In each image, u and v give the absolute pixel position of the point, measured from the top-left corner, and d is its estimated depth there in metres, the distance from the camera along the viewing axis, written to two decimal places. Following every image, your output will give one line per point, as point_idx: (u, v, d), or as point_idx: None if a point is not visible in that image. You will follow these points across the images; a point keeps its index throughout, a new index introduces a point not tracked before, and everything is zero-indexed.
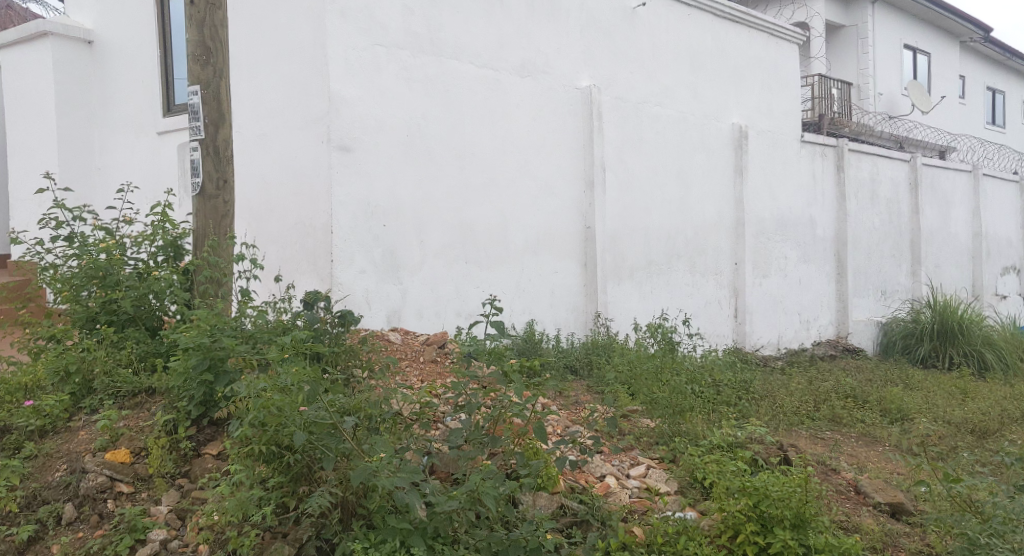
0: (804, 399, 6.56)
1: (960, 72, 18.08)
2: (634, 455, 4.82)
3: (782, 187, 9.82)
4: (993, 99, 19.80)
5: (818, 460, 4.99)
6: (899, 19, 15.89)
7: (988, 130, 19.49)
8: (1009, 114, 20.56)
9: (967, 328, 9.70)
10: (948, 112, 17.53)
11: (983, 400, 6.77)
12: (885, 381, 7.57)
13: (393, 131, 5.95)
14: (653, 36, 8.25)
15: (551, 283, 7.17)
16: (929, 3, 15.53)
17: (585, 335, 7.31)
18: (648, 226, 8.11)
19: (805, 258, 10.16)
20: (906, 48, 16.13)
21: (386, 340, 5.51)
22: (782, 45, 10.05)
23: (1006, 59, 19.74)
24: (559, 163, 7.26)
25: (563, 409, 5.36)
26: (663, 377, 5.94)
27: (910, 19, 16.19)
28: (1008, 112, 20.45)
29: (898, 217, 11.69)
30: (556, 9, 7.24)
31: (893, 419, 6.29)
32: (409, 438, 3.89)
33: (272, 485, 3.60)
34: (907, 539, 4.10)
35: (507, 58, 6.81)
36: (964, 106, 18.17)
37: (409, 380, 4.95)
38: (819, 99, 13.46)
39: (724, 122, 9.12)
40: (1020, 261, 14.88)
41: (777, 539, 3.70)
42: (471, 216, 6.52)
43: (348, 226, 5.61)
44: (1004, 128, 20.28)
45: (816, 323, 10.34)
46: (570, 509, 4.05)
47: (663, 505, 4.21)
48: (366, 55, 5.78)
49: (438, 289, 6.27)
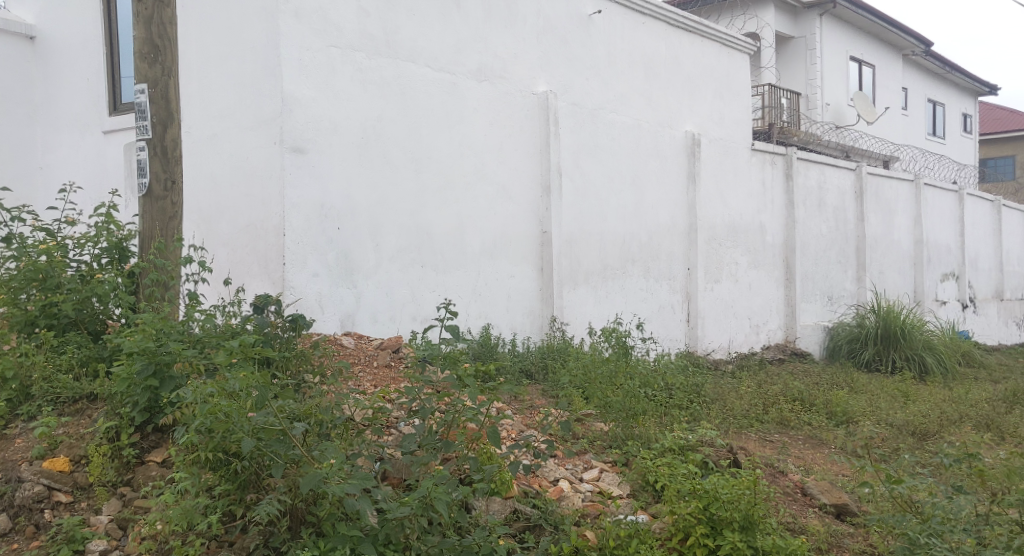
0: (754, 402, 6.67)
1: (903, 84, 18.66)
2: (588, 459, 4.88)
3: (733, 194, 9.97)
4: (934, 111, 20.46)
5: (767, 462, 5.09)
6: (845, 32, 16.32)
7: (930, 141, 20.13)
8: (949, 126, 21.22)
9: (909, 332, 10.00)
10: (891, 123, 18.05)
11: (923, 403, 6.99)
12: (831, 384, 7.74)
13: (348, 133, 5.89)
14: (609, 43, 8.33)
15: (507, 287, 7.17)
16: (874, 17, 16.00)
17: (542, 340, 7.33)
18: (604, 231, 8.17)
19: (755, 264, 10.33)
20: (853, 60, 16.57)
21: (338, 344, 5.46)
22: (733, 55, 10.22)
23: (946, 73, 20.41)
24: (515, 169, 7.28)
25: (518, 413, 5.39)
26: (617, 380, 5.99)
27: (856, 32, 16.64)
28: (948, 124, 21.14)
29: (844, 223, 11.97)
30: (513, 15, 7.27)
31: (839, 421, 6.45)
32: (360, 443, 3.90)
33: (218, 493, 3.55)
34: (851, 539, 4.24)
35: (463, 62, 6.81)
36: (907, 117, 18.75)
37: (363, 385, 4.92)
38: (769, 108, 13.75)
39: (677, 129, 9.23)
40: (960, 268, 15.23)
41: (726, 541, 3.82)
42: (428, 219, 6.49)
43: (301, 229, 5.56)
44: (943, 139, 20.95)
45: (766, 328, 10.51)
46: (523, 514, 4.08)
47: (616, 508, 4.25)
48: (321, 56, 5.73)
49: (393, 292, 6.22)
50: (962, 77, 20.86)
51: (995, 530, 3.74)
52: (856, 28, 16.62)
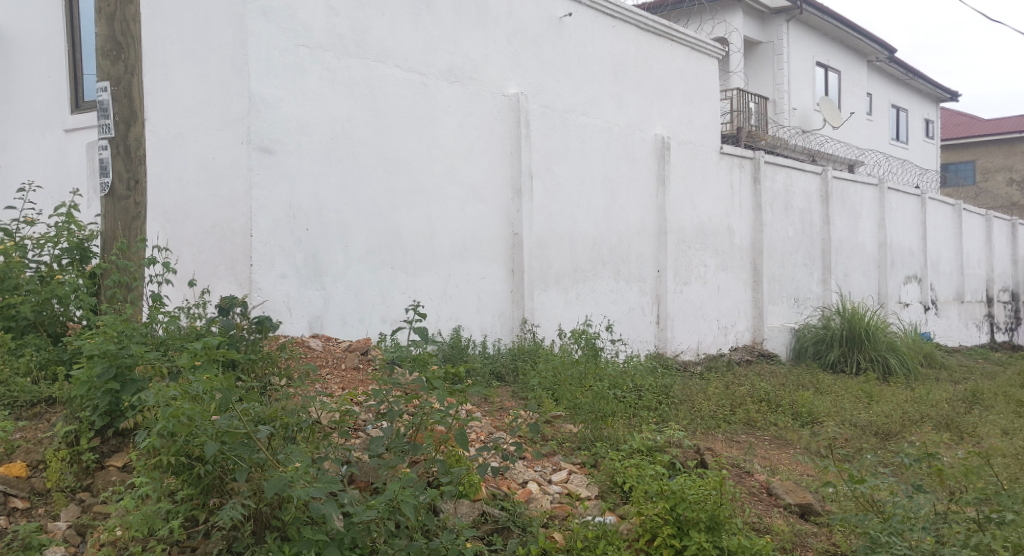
0: (721, 403, 6.72)
1: (867, 90, 18.98)
2: (556, 461, 4.89)
3: (702, 197, 10.06)
4: (897, 116, 20.84)
5: (733, 462, 5.15)
6: (812, 38, 16.55)
7: (894, 145, 20.49)
8: (913, 131, 21.63)
9: (873, 334, 10.18)
10: (856, 128, 18.35)
11: (887, 403, 7.11)
12: (797, 385, 7.84)
13: (316, 133, 5.84)
14: (580, 46, 8.36)
15: (478, 288, 7.16)
16: (840, 23, 16.25)
17: (512, 342, 7.33)
18: (575, 233, 8.20)
19: (724, 266, 10.42)
20: (819, 65, 16.82)
21: (305, 347, 5.44)
22: (702, 59, 10.32)
23: (909, 80, 20.80)
24: (486, 170, 7.27)
25: (488, 415, 5.39)
26: (587, 382, 6.01)
27: (822, 38, 16.90)
28: (912, 129, 21.55)
29: (810, 227, 12.13)
30: (484, 16, 7.26)
31: (804, 422, 6.52)
32: (327, 447, 3.89)
33: (180, 497, 3.51)
34: (815, 539, 4.30)
35: (434, 63, 6.79)
36: (872, 122, 19.08)
37: (329, 388, 4.88)
38: (737, 112, 13.90)
39: (647, 132, 9.29)
40: (922, 270, 15.41)
41: (693, 541, 3.85)
42: (398, 220, 6.46)
43: (268, 230, 5.51)
44: (907, 143, 21.34)
45: (734, 329, 10.60)
46: (491, 516, 4.08)
47: (584, 510, 4.28)
48: (289, 56, 5.68)
49: (363, 294, 6.18)
50: (925, 84, 21.28)
51: (953, 528, 3.81)
52: (822, 34, 16.87)
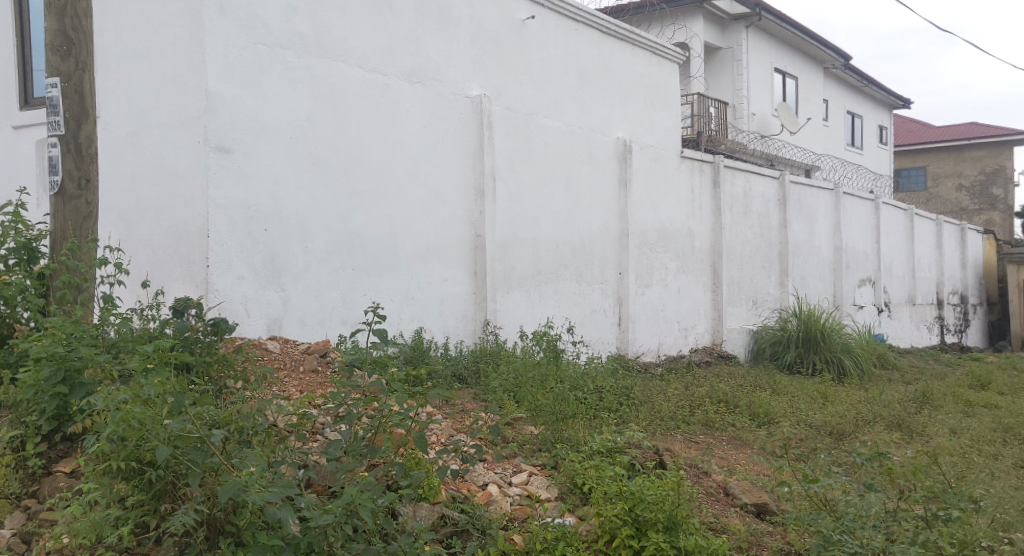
0: (681, 404, 6.79)
1: (823, 96, 19.37)
2: (517, 463, 4.90)
3: (663, 200, 10.15)
4: (852, 123, 21.29)
5: (692, 462, 5.21)
6: (770, 44, 16.83)
7: (849, 151, 20.94)
8: (867, 137, 22.13)
9: (829, 336, 10.39)
10: (812, 134, 18.71)
11: (841, 404, 7.25)
12: (754, 386, 7.96)
13: (275, 133, 5.77)
14: (542, 49, 8.39)
15: (441, 290, 7.13)
16: (797, 31, 16.56)
17: (474, 344, 7.32)
18: (537, 236, 8.22)
19: (684, 269, 10.53)
20: (777, 71, 17.11)
21: (263, 349, 5.38)
22: (663, 63, 10.42)
23: (863, 87, 21.28)
24: (449, 172, 7.24)
25: (449, 418, 5.38)
26: (548, 384, 6.05)
27: (780, 45, 17.19)
28: (866, 136, 22.04)
29: (769, 230, 12.33)
30: (446, 17, 7.24)
31: (761, 422, 6.62)
32: (284, 450, 3.84)
33: (131, 504, 3.41)
34: (769, 538, 4.36)
35: (396, 64, 6.75)
36: (827, 128, 19.47)
37: (287, 390, 4.88)
38: (698, 116, 14.07)
39: (609, 135, 9.36)
40: (875, 273, 15.77)
41: (650, 542, 3.88)
42: (359, 221, 6.40)
43: (226, 231, 5.43)
44: (861, 149, 21.81)
45: (694, 331, 10.71)
46: (451, 519, 4.05)
47: (543, 511, 4.28)
48: (248, 54, 5.60)
49: (323, 295, 6.11)
50: (878, 91, 21.78)
51: (902, 525, 3.90)
52: (780, 41, 17.17)
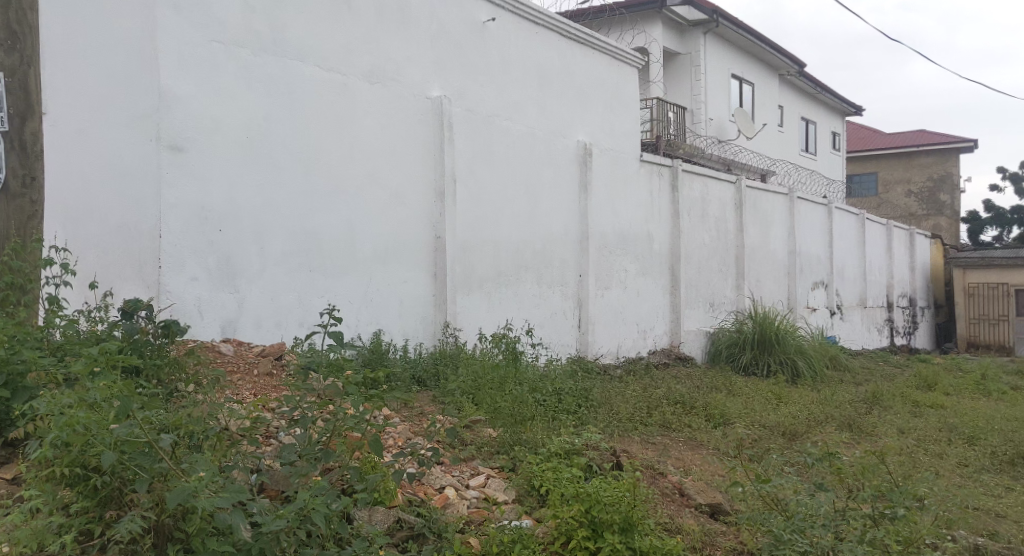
0: (638, 405, 6.84)
1: (779, 102, 19.73)
2: (474, 466, 4.88)
3: (622, 203, 10.23)
4: (806, 129, 21.73)
5: (648, 464, 5.25)
6: (728, 51, 17.09)
7: (803, 156, 21.37)
8: (821, 143, 22.60)
9: (783, 337, 10.59)
10: (768, 140, 19.07)
11: (794, 405, 7.38)
12: (711, 387, 8.06)
13: (230, 132, 5.68)
14: (503, 51, 8.40)
15: (400, 292, 7.08)
16: (753, 38, 16.85)
17: (434, 346, 7.29)
18: (498, 238, 8.22)
19: (643, 271, 10.62)
20: (734, 77, 17.38)
21: (215, 352, 5.28)
22: (623, 68, 10.51)
23: (817, 94, 21.73)
24: (409, 173, 7.20)
25: (406, 421, 5.34)
26: (506, 385, 6.13)
27: (737, 52, 17.47)
28: (820, 142, 22.51)
29: (726, 234, 12.50)
30: (406, 18, 7.21)
31: (717, 423, 6.71)
32: (236, 455, 3.77)
33: (75, 511, 3.31)
34: (723, 537, 4.40)
35: (355, 63, 6.70)
36: (783, 134, 19.85)
37: (241, 393, 4.84)
38: (657, 120, 14.23)
39: (570, 138, 9.40)
40: (827, 276, 16.01)
41: (606, 543, 3.90)
42: (317, 222, 6.33)
43: (178, 231, 5.33)
44: (816, 155, 22.27)
45: (652, 333, 10.81)
46: (407, 523, 4.00)
47: (501, 514, 4.26)
48: (202, 51, 5.51)
49: (279, 297, 6.03)
50: (832, 98, 22.27)
51: (851, 524, 3.96)
52: (737, 48, 17.45)
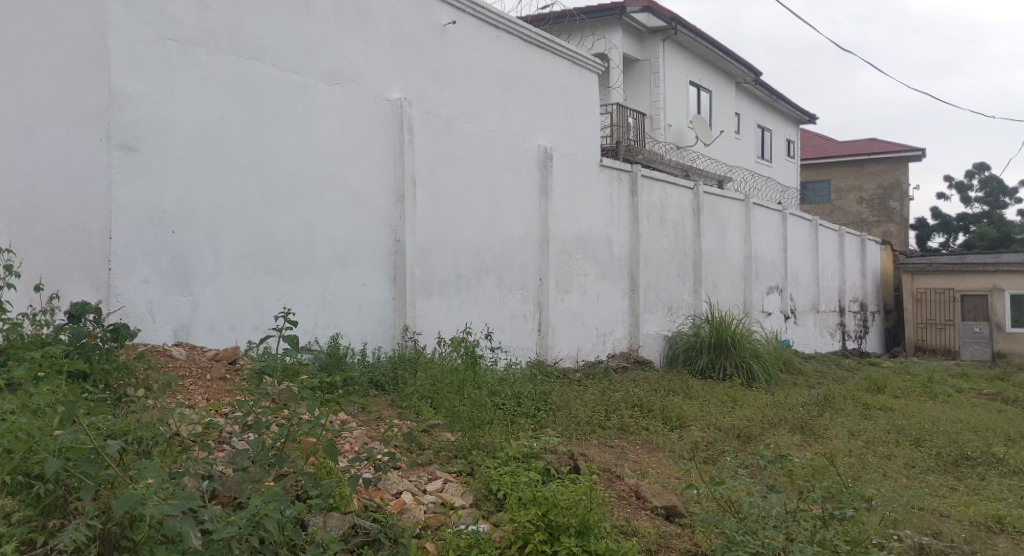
0: (597, 409, 6.88)
1: (736, 110, 20.05)
2: (432, 470, 4.86)
3: (582, 207, 10.29)
4: (762, 136, 22.13)
5: (605, 467, 5.28)
6: (686, 58, 17.32)
7: (759, 163, 21.75)
8: (776, 151, 23.03)
9: (739, 341, 10.76)
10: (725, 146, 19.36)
11: (748, 408, 7.49)
12: (668, 390, 8.15)
13: (184, 132, 5.58)
14: (463, 54, 8.39)
15: (358, 296, 7.02)
16: (711, 46, 17.10)
17: (393, 350, 7.24)
18: (458, 241, 8.20)
19: (603, 275, 10.69)
20: (692, 85, 17.62)
21: (167, 355, 5.17)
22: (583, 73, 10.58)
23: (773, 102, 22.14)
24: (368, 175, 7.15)
25: (363, 425, 5.29)
26: (465, 390, 6.18)
27: (695, 59, 17.72)
28: (775, 149, 22.95)
29: (684, 239, 12.65)
30: (365, 19, 7.16)
31: (673, 426, 6.78)
32: (187, 461, 3.68)
33: (17, 520, 3.13)
34: (678, 540, 4.43)
35: (313, 64, 6.63)
36: (739, 140, 20.18)
37: (193, 398, 4.75)
38: (617, 126, 14.35)
39: (530, 143, 9.43)
40: (781, 281, 16.30)
41: (562, 547, 3.92)
42: (274, 225, 6.25)
43: (130, 232, 5.21)
44: (771, 161, 22.69)
45: (612, 337, 10.88)
46: (362, 529, 3.93)
47: (457, 519, 4.24)
48: (155, 49, 5.40)
49: (234, 300, 5.93)
50: (787, 106, 22.72)
51: (801, 525, 4.01)
52: (695, 55, 17.70)
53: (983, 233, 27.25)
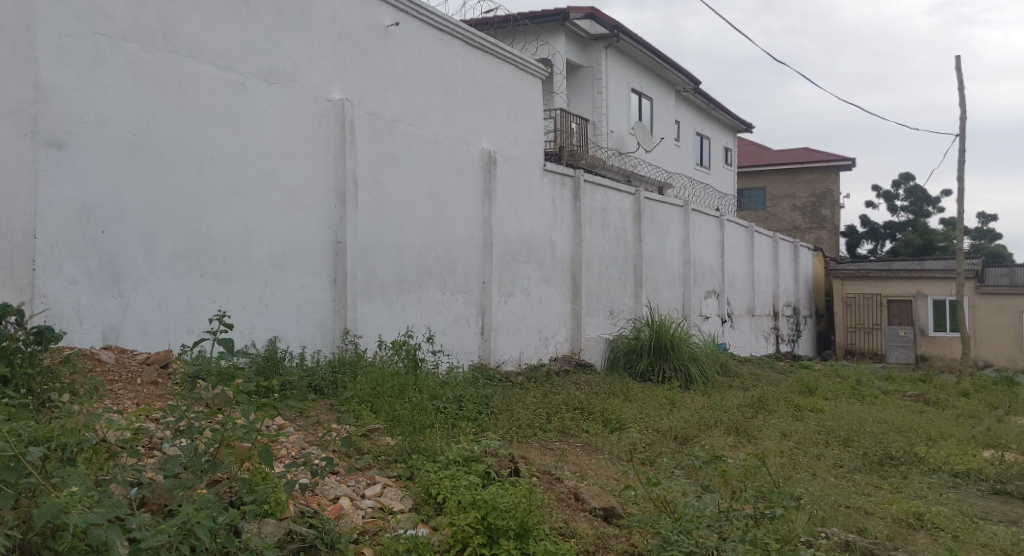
0: (538, 411, 6.92)
1: (675, 117, 20.45)
2: (371, 475, 4.81)
3: (526, 211, 10.33)
4: (701, 144, 22.61)
5: (545, 470, 5.33)
6: (628, 65, 17.58)
7: (698, 170, 22.21)
8: (714, 158, 23.55)
9: (677, 344, 10.99)
10: (665, 153, 19.72)
11: (686, 410, 7.65)
12: (609, 393, 8.25)
13: (116, 129, 5.41)
14: (407, 55, 8.34)
15: (297, 298, 6.91)
16: (652, 54, 17.41)
17: (333, 354, 7.15)
18: (400, 243, 8.14)
19: (546, 279, 10.76)
20: (633, 92, 17.90)
21: (94, 359, 5.02)
22: (526, 77, 10.64)
23: (711, 110, 22.65)
24: (308, 175, 7.05)
25: (300, 430, 5.21)
26: (405, 394, 6.15)
27: (636, 66, 18.00)
28: (713, 156, 23.45)
29: (625, 243, 12.83)
30: (306, 18, 7.06)
31: (613, 428, 6.88)
32: (114, 467, 3.56)
33: None
34: (616, 540, 4.48)
35: (252, 62, 6.51)
36: (679, 147, 20.57)
37: (122, 404, 4.60)
38: (560, 131, 14.47)
39: (474, 146, 9.43)
40: (719, 285, 16.71)
41: (501, 549, 3.93)
42: (210, 224, 6.10)
43: (56, 231, 5.03)
44: (709, 168, 23.18)
45: (554, 340, 10.94)
46: (298, 535, 3.85)
47: (396, 523, 4.21)
48: (85, 43, 5.22)
49: (167, 302, 5.77)
50: (725, 115, 23.27)
51: (733, 524, 4.10)
52: (636, 63, 17.98)
53: (909, 241, 28.42)
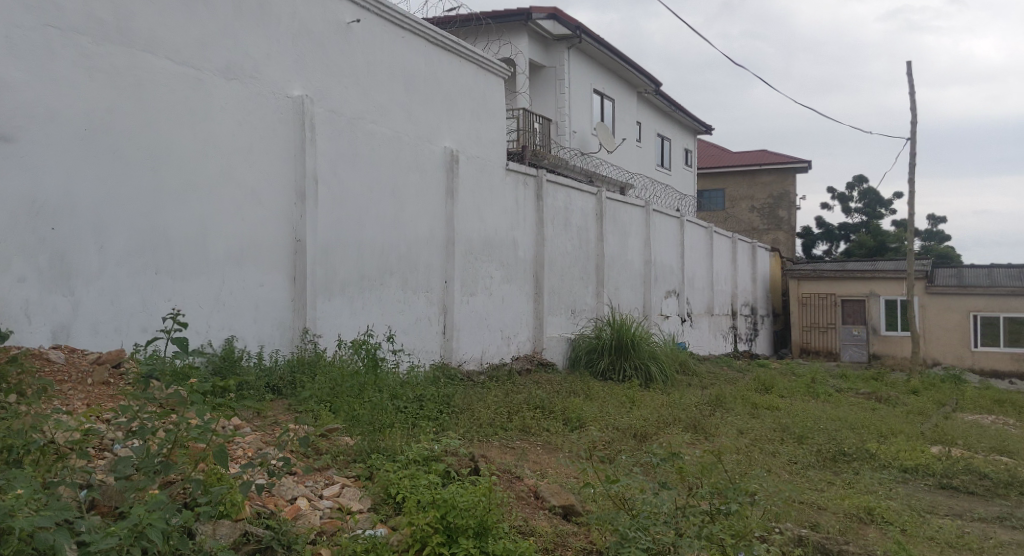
0: (499, 410, 6.92)
1: (637, 118, 20.63)
2: (329, 475, 4.77)
3: (488, 210, 10.33)
4: (662, 145, 22.85)
5: (505, 468, 5.35)
6: (590, 66, 17.69)
7: (659, 171, 22.44)
8: (675, 159, 23.83)
9: (638, 343, 11.11)
10: (627, 154, 19.89)
11: (645, 408, 7.73)
12: (570, 391, 8.29)
13: (68, 123, 5.28)
14: (368, 53, 8.29)
15: (255, 297, 6.82)
16: (614, 55, 17.55)
17: (291, 353, 7.08)
18: (361, 242, 8.08)
19: (508, 278, 10.77)
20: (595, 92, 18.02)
21: (43, 359, 4.89)
22: (489, 77, 10.64)
23: (672, 112, 22.91)
24: (267, 172, 6.96)
25: (257, 430, 5.15)
26: (365, 394, 6.10)
27: (598, 68, 18.12)
28: (674, 158, 23.71)
29: (587, 243, 12.91)
30: (265, 14, 6.98)
31: (573, 426, 6.92)
32: (63, 469, 3.47)
33: None
34: (574, 538, 4.51)
35: (210, 58, 6.41)
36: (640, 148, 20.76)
37: (72, 404, 4.51)
38: (523, 131, 14.50)
39: (436, 145, 9.41)
40: (680, 285, 16.90)
41: (460, 548, 3.93)
42: (165, 221, 5.99)
43: (4, 227, 4.89)
44: (670, 169, 23.45)
45: (516, 339, 10.97)
46: (254, 536, 3.77)
47: (354, 523, 4.18)
48: (35, 36, 5.09)
49: (120, 300, 5.65)
50: (686, 117, 23.56)
51: (690, 520, 4.15)
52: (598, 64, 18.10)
53: (864, 242, 29.08)
